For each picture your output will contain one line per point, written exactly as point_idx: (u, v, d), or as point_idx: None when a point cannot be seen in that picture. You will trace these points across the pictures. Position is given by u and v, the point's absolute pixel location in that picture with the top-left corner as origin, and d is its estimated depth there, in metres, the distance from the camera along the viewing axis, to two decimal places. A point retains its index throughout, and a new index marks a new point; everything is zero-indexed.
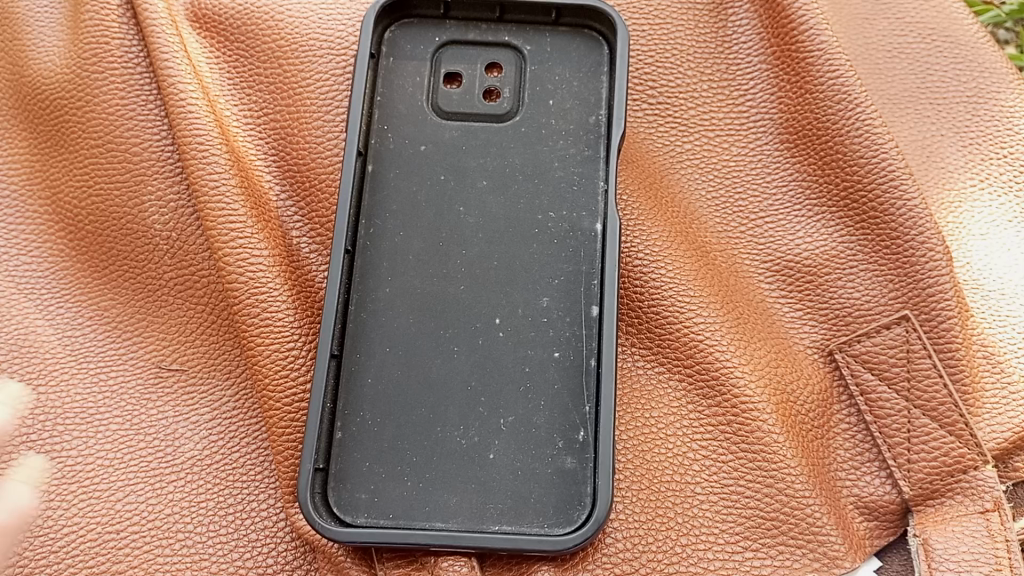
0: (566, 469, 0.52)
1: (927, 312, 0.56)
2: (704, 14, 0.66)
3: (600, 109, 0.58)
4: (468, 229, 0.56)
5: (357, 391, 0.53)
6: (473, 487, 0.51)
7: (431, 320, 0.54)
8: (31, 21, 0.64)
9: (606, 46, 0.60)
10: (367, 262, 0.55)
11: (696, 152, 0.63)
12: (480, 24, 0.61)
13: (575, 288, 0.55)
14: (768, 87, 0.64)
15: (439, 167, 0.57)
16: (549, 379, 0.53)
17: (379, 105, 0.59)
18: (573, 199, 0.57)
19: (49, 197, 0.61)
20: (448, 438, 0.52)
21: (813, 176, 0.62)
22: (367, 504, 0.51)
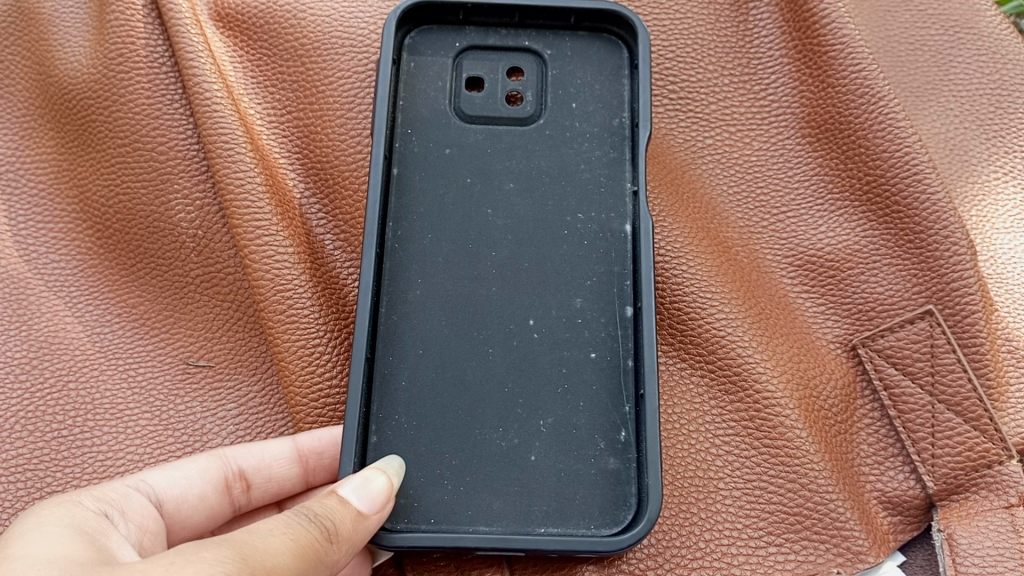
0: (610, 470, 0.52)
1: (950, 307, 0.56)
2: (724, 8, 0.66)
3: (623, 111, 0.59)
4: (499, 231, 0.56)
5: (390, 395, 0.52)
6: (516, 489, 0.51)
7: (464, 322, 0.54)
8: (56, 21, 0.65)
9: (626, 49, 0.60)
10: (397, 265, 0.55)
11: (717, 147, 0.63)
12: (499, 29, 0.61)
13: (609, 290, 0.55)
14: (790, 81, 0.64)
15: (465, 170, 0.57)
16: (586, 380, 0.53)
17: (402, 109, 0.58)
18: (602, 201, 0.57)
19: (76, 196, 0.62)
20: (487, 440, 0.52)
21: (835, 170, 0.61)
22: (407, 509, 0.50)
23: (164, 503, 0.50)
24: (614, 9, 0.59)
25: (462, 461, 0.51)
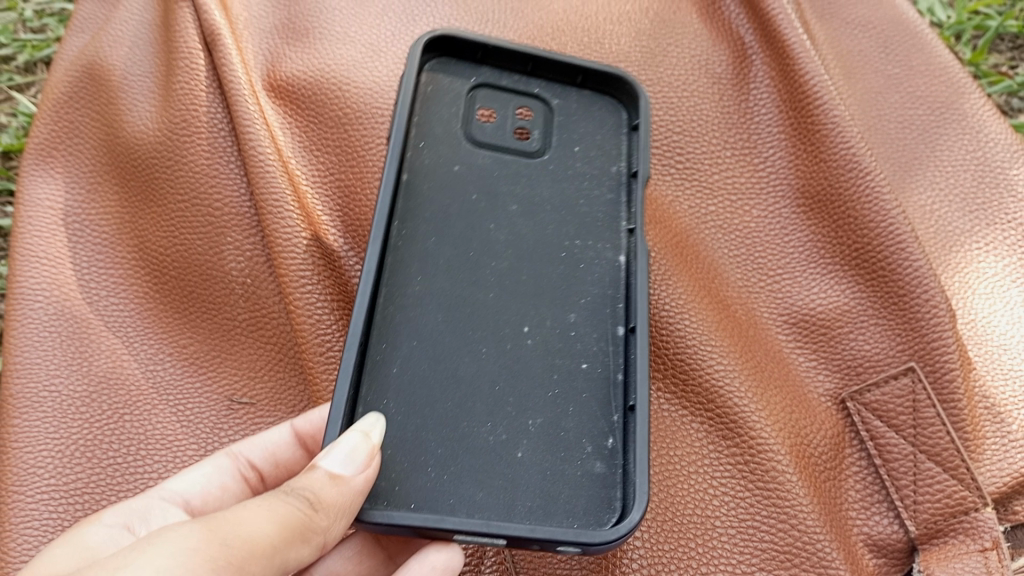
0: (595, 473, 0.55)
1: (931, 364, 0.61)
2: (728, 90, 0.73)
3: (622, 162, 0.66)
4: (500, 244, 0.60)
5: (381, 380, 0.54)
6: (501, 483, 0.53)
7: (460, 321, 0.57)
8: (125, 88, 0.73)
9: (625, 113, 0.68)
10: (398, 259, 0.58)
11: (718, 214, 0.69)
12: (511, 74, 0.66)
13: (601, 310, 0.60)
14: (785, 156, 0.71)
15: (472, 187, 0.62)
16: (576, 388, 0.57)
17: (416, 123, 0.62)
18: (599, 233, 0.63)
19: (137, 245, 0.69)
20: (477, 434, 0.54)
21: (827, 238, 0.67)
22: (387, 492, 0.51)
23: (192, 503, 0.57)
24: (619, 76, 0.67)
25: (449, 449, 0.53)
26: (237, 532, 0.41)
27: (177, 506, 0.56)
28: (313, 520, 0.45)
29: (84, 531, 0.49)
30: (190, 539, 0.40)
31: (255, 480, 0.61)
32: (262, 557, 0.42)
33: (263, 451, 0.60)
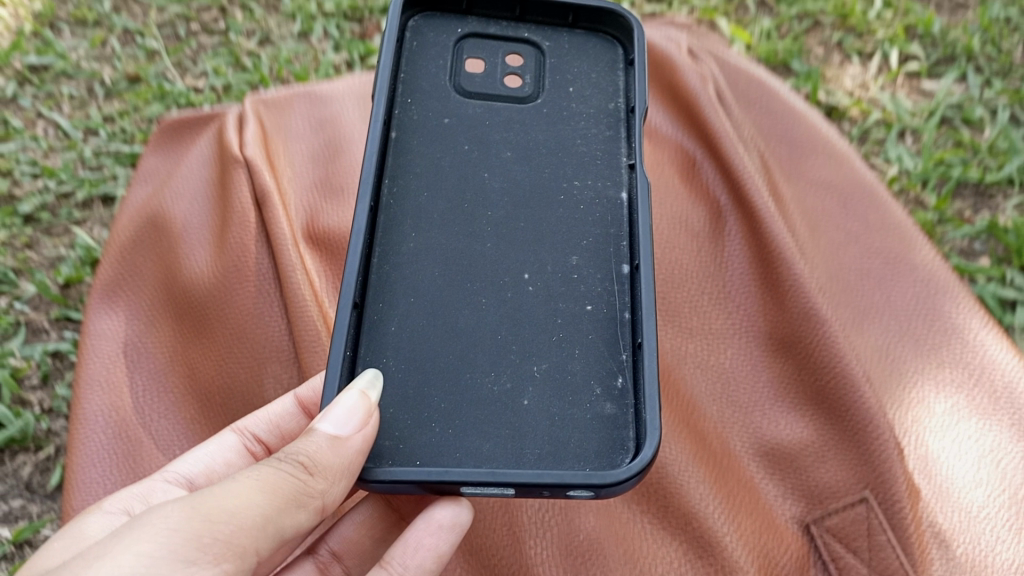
0: (607, 415, 0.62)
1: (883, 494, 0.70)
2: (705, 245, 0.84)
3: (617, 98, 0.77)
4: (495, 192, 0.71)
5: (380, 337, 0.64)
6: (508, 434, 0.60)
7: (456, 268, 0.67)
8: (185, 236, 0.84)
9: (620, 48, 0.80)
10: (390, 215, 0.69)
11: (696, 352, 0.79)
12: (501, 22, 0.80)
13: (606, 250, 0.69)
14: (755, 304, 0.81)
15: (463, 139, 0.73)
16: (583, 331, 0.65)
17: (403, 81, 0.76)
18: (598, 172, 0.73)
19: (188, 376, 0.79)
20: (480, 384, 0.62)
21: (792, 378, 0.77)
22: (391, 450, 0.59)
23: (195, 481, 0.67)
24: (601, 10, 0.79)
25: (458, 397, 0.62)
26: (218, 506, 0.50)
27: (180, 485, 0.66)
28: (309, 484, 0.54)
29: (84, 523, 0.60)
30: (173, 519, 0.49)
31: (258, 451, 0.71)
32: (249, 526, 0.51)
33: (265, 424, 0.71)
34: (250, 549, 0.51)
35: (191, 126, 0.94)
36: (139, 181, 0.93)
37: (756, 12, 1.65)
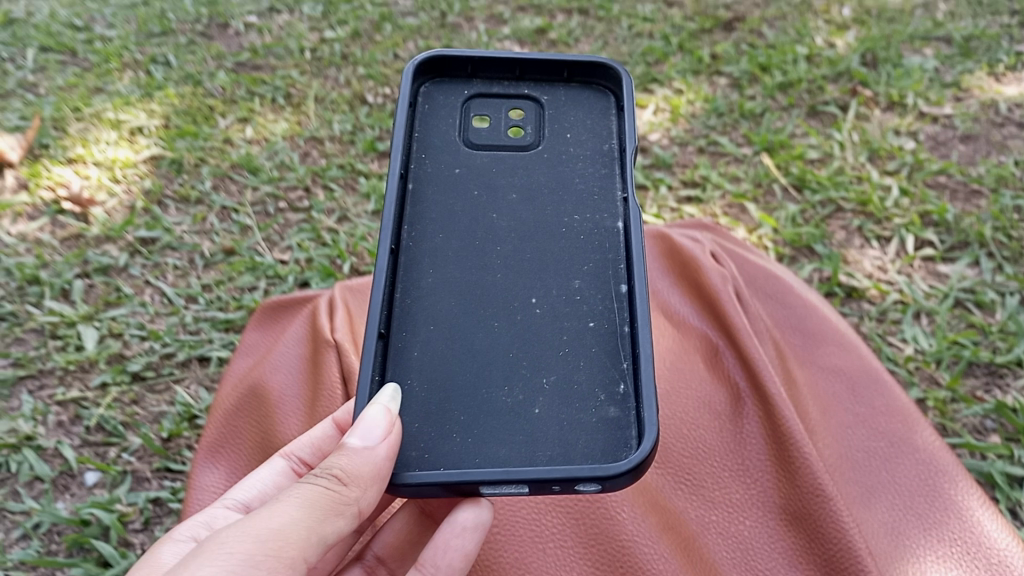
0: (610, 416, 0.84)
1: None
2: (726, 423, 0.97)
3: (610, 140, 1.05)
4: (502, 229, 0.98)
5: (405, 361, 0.88)
6: (522, 441, 0.83)
7: (467, 298, 0.93)
8: (279, 405, 0.99)
9: (611, 96, 1.08)
10: (410, 254, 0.96)
11: (717, 522, 0.90)
12: (503, 82, 1.09)
13: (605, 274, 0.94)
14: (771, 481, 0.92)
15: (473, 186, 1.01)
16: (586, 346, 0.89)
17: (417, 138, 1.04)
18: (595, 206, 0.99)
19: None
20: (495, 398, 0.86)
21: (803, 550, 0.87)
22: (417, 459, 0.82)
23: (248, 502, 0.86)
24: (592, 62, 1.08)
25: (475, 398, 0.86)
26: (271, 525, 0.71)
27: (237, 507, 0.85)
28: (343, 491, 0.75)
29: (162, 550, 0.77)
30: (234, 543, 0.69)
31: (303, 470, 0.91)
32: (293, 533, 0.72)
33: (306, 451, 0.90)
34: (300, 556, 0.72)
35: (287, 308, 1.14)
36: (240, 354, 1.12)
37: (782, 199, 1.86)
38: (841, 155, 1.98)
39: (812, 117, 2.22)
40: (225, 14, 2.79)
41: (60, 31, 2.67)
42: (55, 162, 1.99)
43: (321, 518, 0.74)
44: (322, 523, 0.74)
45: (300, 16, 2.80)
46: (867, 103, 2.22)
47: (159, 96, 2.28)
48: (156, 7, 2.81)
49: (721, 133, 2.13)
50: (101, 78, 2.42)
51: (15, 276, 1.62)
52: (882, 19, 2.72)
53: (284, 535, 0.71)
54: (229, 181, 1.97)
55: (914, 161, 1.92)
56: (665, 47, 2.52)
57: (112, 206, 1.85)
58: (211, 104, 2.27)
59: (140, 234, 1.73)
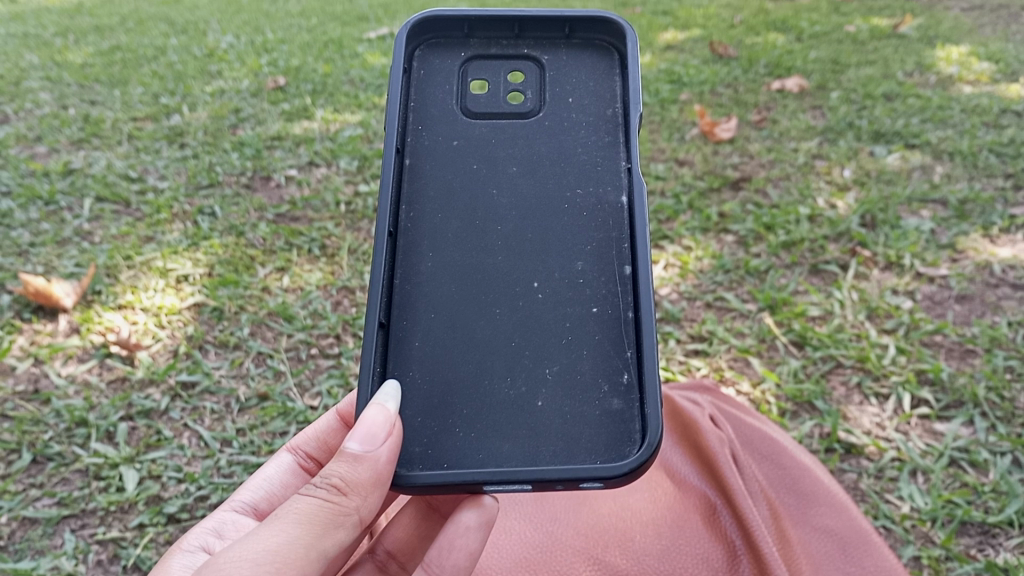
0: (614, 410, 1.15)
1: None
2: None
3: (614, 104, 1.33)
4: (504, 205, 1.29)
5: (406, 350, 1.20)
6: (524, 429, 1.15)
7: (470, 286, 1.24)
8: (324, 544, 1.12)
9: (615, 53, 1.36)
10: (406, 243, 1.26)
11: None
12: (501, 40, 1.37)
13: (607, 251, 1.25)
14: None
15: (474, 161, 1.31)
16: (591, 331, 1.20)
17: (414, 111, 1.33)
18: (598, 176, 1.29)
19: None
20: (500, 389, 1.18)
21: None
22: (419, 453, 1.13)
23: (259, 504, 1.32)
24: (591, 17, 1.34)
25: (486, 384, 1.18)
26: (283, 536, 0.96)
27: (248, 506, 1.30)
28: (342, 500, 1.01)
29: (187, 557, 1.13)
30: (255, 544, 0.95)
31: (303, 472, 1.39)
32: (302, 538, 0.97)
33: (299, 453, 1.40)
34: (307, 558, 0.98)
35: None
36: (248, 486, 1.34)
37: (784, 355, 1.96)
38: (841, 312, 2.10)
39: (813, 275, 2.36)
40: (268, 169, 3.01)
41: (116, 182, 2.88)
42: (106, 307, 2.13)
43: (321, 529, 0.99)
44: (321, 533, 0.99)
45: (337, 171, 3.03)
46: (866, 262, 2.35)
47: (204, 246, 2.47)
48: (205, 160, 3.05)
49: (727, 289, 2.27)
50: (152, 226, 2.59)
51: (65, 417, 1.76)
52: (881, 181, 2.89)
53: (292, 540, 0.97)
54: (266, 327, 2.11)
55: (910, 321, 2.03)
56: (676, 205, 2.69)
57: (156, 350, 2.00)
58: (252, 254, 2.45)
59: (181, 378, 1.88)
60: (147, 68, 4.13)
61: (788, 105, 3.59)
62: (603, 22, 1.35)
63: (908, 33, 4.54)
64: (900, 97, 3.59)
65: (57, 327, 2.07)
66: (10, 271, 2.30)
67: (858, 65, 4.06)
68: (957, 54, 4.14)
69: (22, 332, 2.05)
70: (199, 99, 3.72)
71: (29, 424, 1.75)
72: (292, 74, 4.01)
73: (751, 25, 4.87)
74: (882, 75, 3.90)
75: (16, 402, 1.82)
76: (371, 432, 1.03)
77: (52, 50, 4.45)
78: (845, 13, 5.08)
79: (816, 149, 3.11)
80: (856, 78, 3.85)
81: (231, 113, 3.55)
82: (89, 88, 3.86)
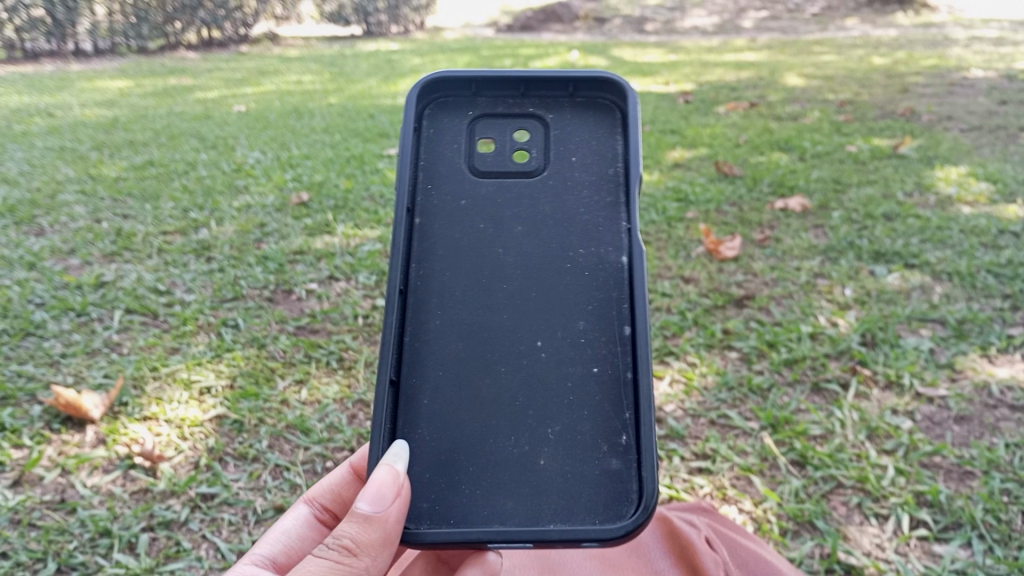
0: (613, 468, 1.27)
1: None
2: None
3: (616, 162, 1.43)
4: (509, 263, 1.39)
5: (415, 407, 1.31)
6: (528, 486, 1.27)
7: (477, 343, 1.35)
8: None
9: (618, 110, 1.46)
10: (416, 302, 1.36)
11: None
12: (507, 100, 1.48)
13: (607, 312, 1.35)
14: None
15: (481, 221, 1.42)
16: (592, 392, 1.31)
17: (423, 170, 1.44)
18: (598, 236, 1.39)
19: None
20: (505, 445, 1.29)
21: None
22: (427, 509, 1.25)
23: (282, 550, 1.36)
24: (596, 77, 1.45)
25: (493, 442, 1.29)
26: None
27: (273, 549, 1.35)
28: (352, 559, 1.11)
29: None
30: None
31: (318, 519, 1.47)
32: None
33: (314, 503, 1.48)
34: None
35: None
36: (267, 540, 1.38)
37: (786, 474, 2.02)
38: (841, 432, 2.16)
39: (815, 393, 2.40)
40: (290, 282, 3.15)
41: (145, 294, 3.00)
42: (131, 419, 2.22)
43: None
44: None
45: (356, 285, 3.16)
46: (866, 381, 2.40)
47: (227, 358, 2.57)
48: (231, 274, 3.18)
49: (731, 406, 2.33)
50: (178, 338, 2.69)
51: (90, 527, 1.83)
52: (881, 300, 2.92)
53: None
54: (284, 439, 2.20)
55: (909, 442, 2.08)
56: (681, 321, 2.79)
57: (177, 461, 2.08)
58: (272, 367, 2.54)
59: (202, 490, 1.96)
60: (177, 182, 4.33)
61: (791, 223, 3.71)
62: (607, 80, 1.45)
63: (908, 154, 4.72)
64: (900, 217, 3.71)
65: (84, 437, 2.15)
66: (42, 381, 2.39)
67: (859, 185, 4.21)
68: (956, 175, 4.29)
69: (50, 442, 2.12)
70: (226, 213, 3.89)
71: (55, 534, 1.81)
72: (314, 190, 4.20)
73: (756, 145, 5.07)
74: (882, 195, 4.04)
75: (43, 511, 1.89)
76: (380, 493, 1.14)
77: (87, 163, 4.66)
78: (846, 134, 5.28)
79: (818, 267, 3.21)
80: (856, 198, 4.00)
81: (256, 227, 3.71)
82: (122, 201, 4.04)
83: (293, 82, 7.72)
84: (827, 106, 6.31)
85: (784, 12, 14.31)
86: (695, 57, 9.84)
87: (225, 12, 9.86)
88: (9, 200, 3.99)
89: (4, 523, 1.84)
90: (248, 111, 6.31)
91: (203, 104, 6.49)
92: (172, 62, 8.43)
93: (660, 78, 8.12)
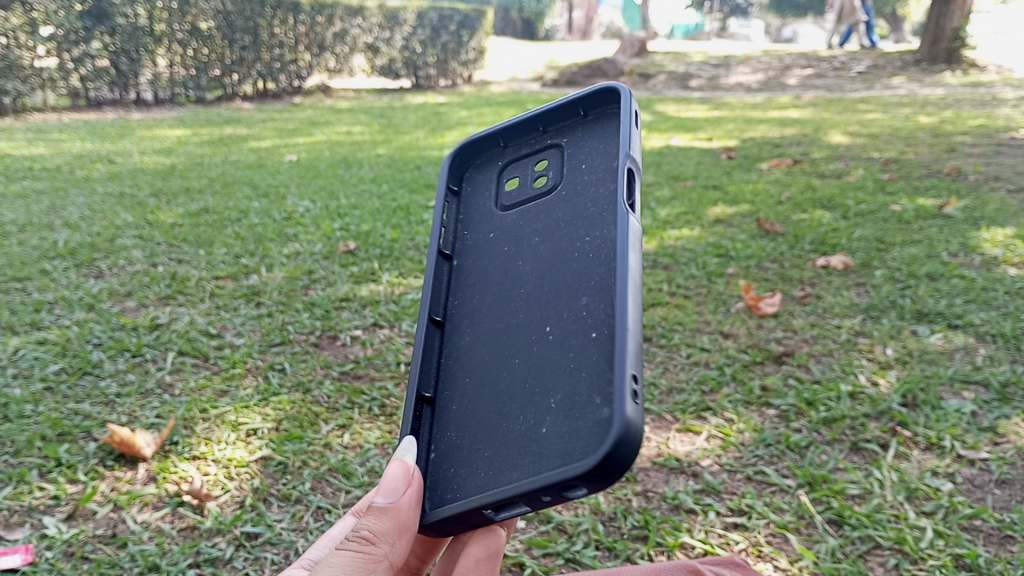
0: (603, 403, 0.95)
1: None
2: None
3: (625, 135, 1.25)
4: (526, 259, 1.26)
5: (447, 422, 1.21)
6: (527, 458, 1.02)
7: (495, 345, 1.21)
8: None
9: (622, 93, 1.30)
10: (450, 332, 1.32)
11: None
12: (535, 141, 1.46)
13: (609, 256, 1.09)
14: None
15: (506, 239, 1.34)
16: (592, 338, 1.03)
17: (463, 224, 1.45)
18: (607, 197, 1.18)
19: None
20: (514, 427, 1.07)
21: None
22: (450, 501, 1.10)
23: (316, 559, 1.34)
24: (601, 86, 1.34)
25: (501, 423, 1.11)
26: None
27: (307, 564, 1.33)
28: (372, 548, 1.13)
29: None
30: None
31: None
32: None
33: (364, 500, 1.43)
34: None
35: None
36: (317, 545, 1.39)
37: (822, 533, 2.02)
38: (880, 492, 2.15)
39: (854, 452, 2.38)
40: (336, 328, 3.23)
41: (197, 337, 3.10)
42: (181, 458, 2.30)
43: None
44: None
45: (399, 332, 3.24)
46: (906, 442, 2.38)
47: (274, 401, 2.64)
48: (279, 319, 3.28)
49: (768, 462, 2.34)
50: (227, 380, 2.78)
51: (139, 562, 1.89)
52: (923, 361, 2.88)
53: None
54: (326, 482, 2.26)
55: (949, 504, 2.07)
56: (719, 377, 2.82)
57: (223, 500, 2.15)
58: (317, 412, 2.61)
59: (246, 529, 2.02)
60: (230, 229, 4.48)
61: (832, 281, 3.71)
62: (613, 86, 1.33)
63: (953, 214, 4.70)
64: (944, 277, 3.69)
65: (136, 475, 2.22)
66: (97, 418, 2.47)
67: (903, 244, 4.20)
68: (1002, 235, 4.25)
69: (104, 478, 2.19)
70: (276, 260, 4.02)
71: (106, 568, 1.87)
72: (362, 239, 4.32)
73: (798, 202, 5.09)
74: (926, 254, 4.02)
75: (95, 545, 1.95)
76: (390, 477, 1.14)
77: (146, 209, 4.84)
78: (891, 193, 5.28)
79: (859, 326, 3.20)
80: (899, 257, 3.99)
81: (304, 274, 3.83)
82: (177, 246, 4.19)
83: (344, 133, 7.96)
84: (871, 164, 6.32)
85: (829, 70, 14.36)
86: (738, 113, 9.92)
87: (280, 64, 10.20)
88: (70, 243, 4.15)
89: (58, 554, 1.90)
90: (299, 161, 6.51)
91: (256, 153, 6.71)
92: (227, 112, 8.73)
93: (704, 134, 8.19)
